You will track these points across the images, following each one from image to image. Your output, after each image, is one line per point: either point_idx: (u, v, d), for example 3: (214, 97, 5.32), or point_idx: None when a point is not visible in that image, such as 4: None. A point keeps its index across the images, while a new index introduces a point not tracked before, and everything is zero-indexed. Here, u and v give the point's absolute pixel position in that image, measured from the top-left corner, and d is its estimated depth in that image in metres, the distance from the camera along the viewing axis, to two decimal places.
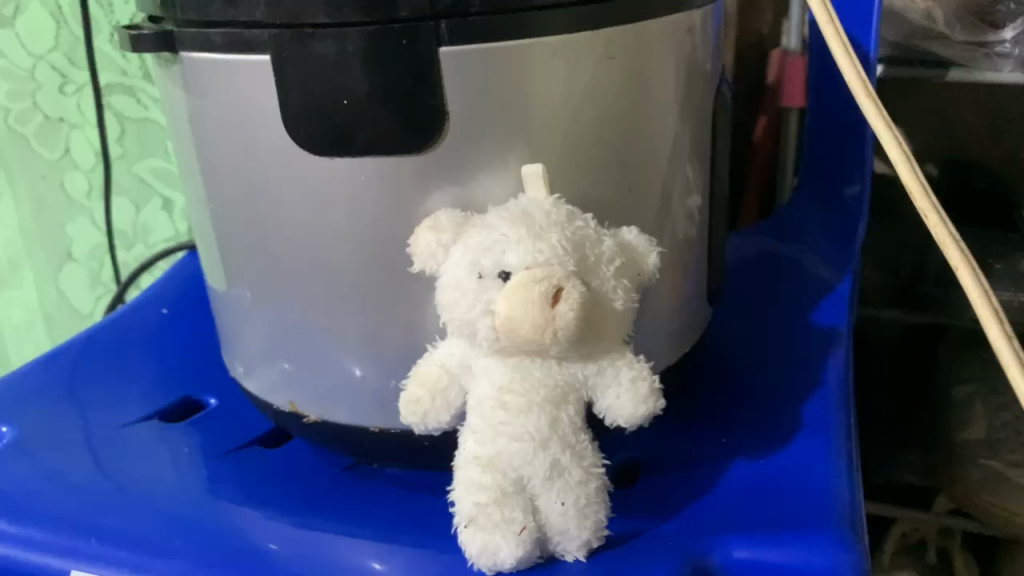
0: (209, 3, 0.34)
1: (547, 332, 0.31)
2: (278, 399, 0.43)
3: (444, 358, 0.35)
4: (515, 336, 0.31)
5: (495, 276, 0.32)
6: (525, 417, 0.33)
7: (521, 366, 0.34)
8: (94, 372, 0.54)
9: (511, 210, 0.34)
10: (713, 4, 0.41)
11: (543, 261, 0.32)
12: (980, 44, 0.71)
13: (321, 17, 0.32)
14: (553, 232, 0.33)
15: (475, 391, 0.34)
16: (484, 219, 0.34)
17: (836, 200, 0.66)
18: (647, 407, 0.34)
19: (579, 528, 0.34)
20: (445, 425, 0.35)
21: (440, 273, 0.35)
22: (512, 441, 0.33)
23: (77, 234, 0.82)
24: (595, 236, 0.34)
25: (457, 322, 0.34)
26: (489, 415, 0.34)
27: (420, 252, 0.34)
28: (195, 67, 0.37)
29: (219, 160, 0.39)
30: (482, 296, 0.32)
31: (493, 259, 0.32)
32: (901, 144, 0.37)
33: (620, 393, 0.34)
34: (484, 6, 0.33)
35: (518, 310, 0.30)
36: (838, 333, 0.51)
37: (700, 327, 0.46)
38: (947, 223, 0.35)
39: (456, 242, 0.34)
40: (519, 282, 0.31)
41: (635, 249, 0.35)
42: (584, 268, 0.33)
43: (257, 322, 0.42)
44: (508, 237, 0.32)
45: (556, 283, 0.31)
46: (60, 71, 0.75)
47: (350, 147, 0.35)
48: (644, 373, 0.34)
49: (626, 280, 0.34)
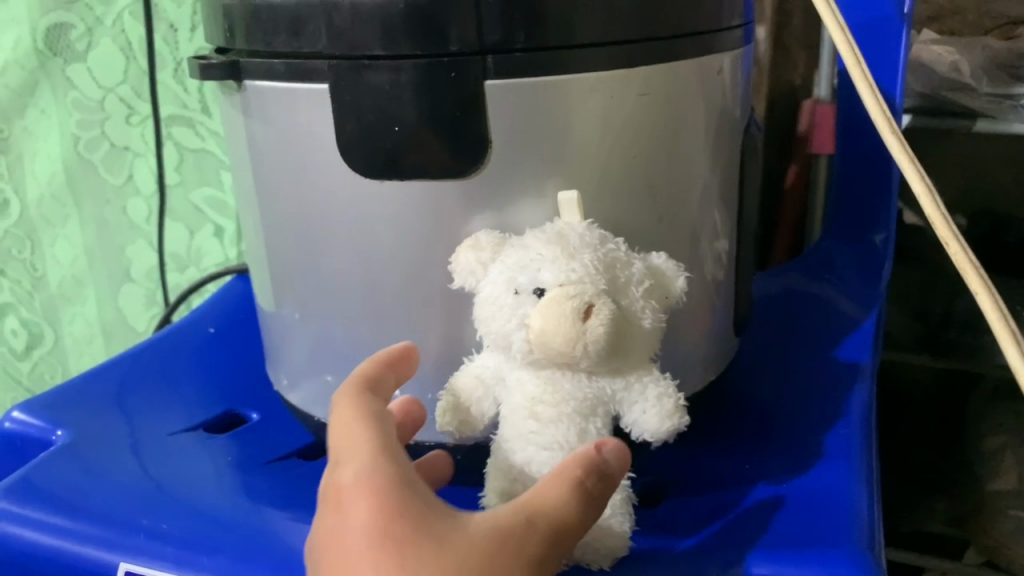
0: (274, 36, 0.37)
1: (579, 344, 0.32)
2: (319, 410, 0.45)
3: (480, 371, 0.37)
4: (548, 349, 0.33)
5: (531, 292, 0.34)
6: (554, 427, 0.35)
7: (552, 378, 0.36)
8: (142, 385, 0.56)
9: (547, 232, 0.36)
10: (743, 47, 0.44)
11: (575, 280, 0.34)
12: (1006, 96, 0.71)
13: (377, 48, 0.35)
14: (586, 253, 0.35)
15: (507, 401, 0.36)
16: (520, 240, 0.36)
17: (863, 243, 0.67)
18: (671, 422, 0.36)
19: (600, 542, 0.35)
20: (479, 431, 0.38)
21: (479, 290, 0.37)
22: (542, 450, 0.35)
23: (136, 256, 0.84)
24: (625, 260, 0.36)
25: (493, 335, 0.36)
26: (521, 424, 0.35)
27: (460, 269, 0.37)
28: (257, 93, 0.40)
29: (275, 182, 0.41)
30: (517, 311, 0.34)
31: (529, 276, 0.34)
32: (924, 178, 0.38)
33: (646, 408, 0.36)
34: (528, 42, 0.35)
35: (552, 323, 0.32)
36: (864, 369, 0.52)
37: (724, 359, 0.48)
38: (968, 251, 0.36)
39: (494, 260, 0.36)
40: (552, 297, 0.33)
41: (665, 273, 0.37)
42: (615, 286, 0.35)
43: (305, 338, 0.44)
44: (544, 256, 0.34)
45: (587, 299, 0.33)
46: (127, 102, 0.77)
47: (400, 171, 0.38)
48: (669, 391, 0.36)
49: (654, 301, 0.36)
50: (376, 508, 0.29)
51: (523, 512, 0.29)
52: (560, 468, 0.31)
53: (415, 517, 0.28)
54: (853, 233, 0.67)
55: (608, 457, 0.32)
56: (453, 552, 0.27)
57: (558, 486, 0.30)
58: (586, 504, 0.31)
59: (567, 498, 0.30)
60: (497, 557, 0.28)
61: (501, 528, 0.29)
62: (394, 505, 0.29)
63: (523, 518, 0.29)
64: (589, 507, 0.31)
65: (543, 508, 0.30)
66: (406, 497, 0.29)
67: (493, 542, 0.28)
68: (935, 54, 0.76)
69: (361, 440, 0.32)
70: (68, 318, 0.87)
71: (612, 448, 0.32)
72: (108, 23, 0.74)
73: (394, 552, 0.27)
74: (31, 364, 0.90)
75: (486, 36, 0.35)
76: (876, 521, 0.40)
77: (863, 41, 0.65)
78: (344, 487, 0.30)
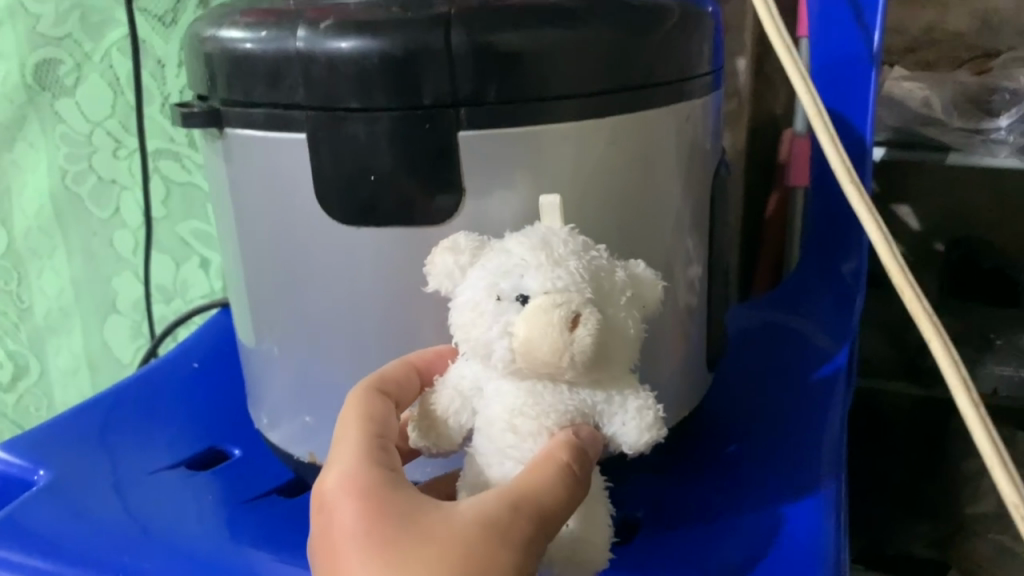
0: (253, 87, 0.38)
1: (565, 355, 0.31)
2: (299, 450, 0.46)
3: (457, 382, 0.37)
4: (533, 359, 0.32)
5: (514, 299, 0.33)
6: (534, 440, 0.35)
7: (534, 390, 0.35)
8: (126, 422, 0.56)
9: (530, 239, 0.35)
10: (713, 92, 0.45)
11: (561, 287, 0.32)
12: (975, 131, 0.74)
13: (353, 101, 0.36)
14: (571, 260, 0.34)
15: (483, 411, 0.36)
16: (502, 244, 0.35)
17: (834, 276, 0.67)
18: (650, 434, 0.36)
19: (581, 557, 0.35)
20: (455, 446, 0.38)
21: (455, 293, 0.36)
22: (517, 465, 0.35)
23: (122, 288, 0.84)
24: (609, 268, 0.35)
25: (472, 343, 0.34)
26: (499, 437, 0.36)
27: (437, 271, 0.36)
28: (238, 141, 0.40)
29: (255, 227, 0.42)
30: (500, 317, 0.33)
31: (512, 282, 0.33)
32: (878, 224, 0.39)
33: (627, 420, 0.36)
34: (500, 95, 0.36)
35: (538, 334, 0.31)
36: (828, 402, 0.53)
37: (697, 394, 0.49)
38: (921, 298, 0.36)
39: (472, 265, 0.36)
40: (538, 305, 0.32)
41: (644, 280, 0.37)
42: (601, 294, 0.34)
43: (284, 378, 0.45)
44: (528, 262, 0.33)
45: (574, 308, 0.32)
46: (114, 137, 0.77)
47: (376, 217, 0.39)
48: (649, 403, 0.36)
49: (637, 311, 0.36)
50: (362, 512, 0.32)
51: (507, 499, 0.31)
52: (546, 453, 0.33)
53: (397, 516, 0.32)
54: (825, 264, 0.68)
55: (584, 441, 0.35)
56: (433, 546, 0.30)
57: (545, 471, 0.32)
58: (573, 484, 0.33)
59: (553, 481, 0.32)
60: (478, 549, 0.30)
61: (485, 515, 0.31)
62: (376, 515, 0.32)
63: (506, 507, 0.31)
64: (575, 488, 0.33)
65: (527, 496, 0.31)
66: (391, 499, 0.32)
67: (475, 527, 0.31)
68: (906, 90, 0.79)
69: (350, 446, 0.35)
70: (54, 349, 0.87)
71: (587, 433, 0.35)
72: (96, 58, 0.74)
73: (382, 546, 0.31)
74: (17, 395, 0.91)
75: (460, 89, 0.36)
76: (841, 556, 0.42)
77: (838, 79, 0.66)
78: (329, 493, 0.33)
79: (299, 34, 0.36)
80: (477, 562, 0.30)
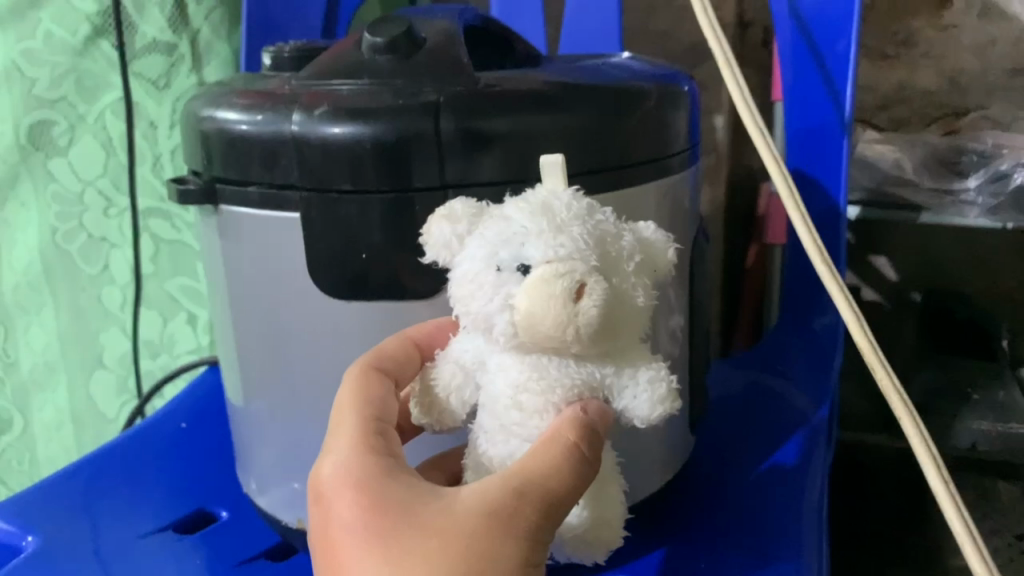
0: (249, 168, 0.40)
1: (569, 329, 0.30)
2: (287, 515, 0.47)
3: (460, 356, 0.36)
4: (535, 333, 0.30)
5: (514, 269, 0.31)
6: (540, 417, 0.34)
7: (538, 365, 0.34)
8: (112, 486, 0.57)
9: (531, 204, 0.33)
10: (691, 153, 0.46)
11: (564, 255, 0.31)
12: (946, 192, 0.81)
13: (345, 184, 0.38)
14: (574, 227, 0.32)
15: (486, 386, 0.36)
16: (500, 211, 0.34)
17: (809, 330, 0.69)
18: (663, 407, 0.34)
19: (594, 537, 0.37)
20: (461, 420, 0.38)
21: (453, 263, 0.34)
22: (523, 441, 0.35)
23: (109, 343, 0.83)
24: (615, 233, 0.34)
25: (473, 316, 0.33)
26: (504, 414, 0.35)
27: (433, 241, 0.35)
28: (232, 217, 0.42)
29: (247, 299, 0.43)
30: (500, 290, 0.31)
31: (512, 252, 0.32)
32: (849, 301, 0.42)
33: (638, 393, 0.34)
34: (487, 177, 0.38)
35: (540, 306, 0.30)
36: (806, 464, 0.54)
37: (680, 457, 0.50)
38: (891, 374, 0.39)
39: (470, 233, 0.34)
40: (540, 277, 0.30)
41: (654, 244, 0.35)
42: (607, 262, 0.32)
43: (273, 443, 0.46)
44: (528, 230, 0.32)
45: (578, 278, 0.30)
46: (106, 196, 0.78)
47: (365, 292, 0.40)
48: (662, 375, 0.35)
49: (645, 277, 0.34)
50: (360, 502, 0.32)
51: (511, 485, 0.31)
52: (551, 433, 0.33)
53: (397, 505, 0.32)
54: (801, 321, 0.70)
55: (591, 417, 0.34)
56: (433, 538, 0.30)
57: (551, 450, 0.32)
58: (579, 464, 0.32)
59: (558, 465, 0.32)
60: (481, 542, 0.30)
61: (488, 504, 0.31)
62: (374, 504, 0.32)
63: (510, 494, 0.31)
64: (580, 468, 0.33)
65: (533, 480, 0.31)
66: (391, 487, 0.33)
67: (478, 518, 0.31)
68: (879, 153, 0.87)
69: (347, 432, 0.35)
70: (38, 404, 0.84)
71: (595, 409, 0.34)
72: (90, 120, 0.75)
73: (382, 536, 0.31)
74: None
75: (448, 170, 0.38)
76: None
77: (809, 144, 0.68)
78: (326, 483, 0.33)
79: (294, 119, 0.38)
80: (483, 552, 0.30)
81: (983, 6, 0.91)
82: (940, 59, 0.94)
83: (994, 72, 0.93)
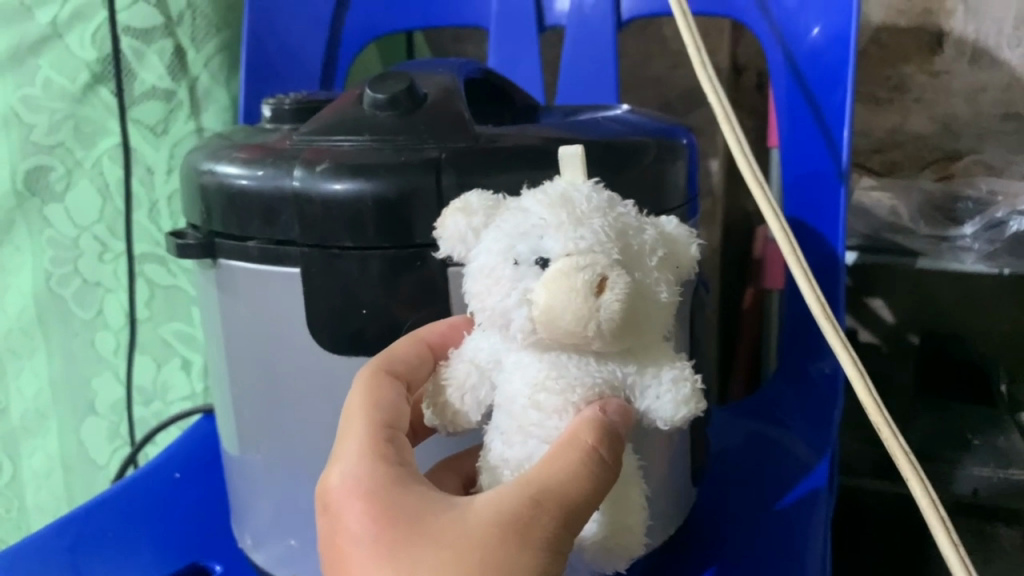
0: (248, 223, 0.40)
1: (591, 324, 0.29)
2: (282, 572, 0.46)
3: (474, 355, 0.35)
4: (555, 329, 0.29)
5: (532, 263, 0.31)
6: (559, 417, 0.33)
7: (557, 363, 0.33)
8: (103, 540, 0.56)
9: (550, 197, 0.33)
10: (689, 203, 0.46)
11: (585, 248, 0.30)
12: (942, 238, 0.82)
13: (346, 241, 0.37)
14: (595, 219, 0.32)
15: (502, 386, 0.34)
16: (519, 204, 0.33)
17: (807, 377, 0.67)
18: (687, 409, 0.33)
19: (616, 545, 0.35)
20: (476, 422, 0.36)
21: (470, 260, 0.34)
22: (542, 443, 0.33)
23: (102, 388, 0.82)
24: (637, 227, 0.33)
25: (489, 313, 0.32)
26: (522, 415, 0.33)
27: (449, 235, 0.34)
28: (231, 272, 0.41)
29: (245, 352, 0.43)
30: (518, 283, 0.31)
31: (530, 245, 0.31)
32: (855, 361, 0.45)
33: (661, 393, 0.33)
34: None
35: (559, 299, 0.29)
36: (806, 520, 0.54)
37: (682, 512, 0.49)
38: (898, 436, 0.44)
39: (487, 226, 0.34)
40: (559, 270, 0.29)
41: (676, 240, 0.35)
42: (629, 256, 0.31)
43: (269, 498, 0.45)
44: (547, 222, 0.31)
45: (600, 270, 0.29)
46: (102, 241, 0.77)
47: (365, 349, 0.39)
48: (686, 375, 0.34)
49: (668, 273, 0.33)
50: (368, 513, 0.32)
51: (526, 493, 0.30)
52: (570, 436, 0.31)
53: (407, 515, 0.31)
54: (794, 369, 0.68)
55: (612, 417, 0.32)
56: (443, 552, 0.30)
57: (568, 456, 0.31)
58: (597, 470, 0.31)
59: (575, 471, 0.30)
60: (496, 555, 0.29)
61: (503, 513, 0.30)
62: (382, 514, 0.31)
63: (526, 503, 0.30)
64: (600, 474, 0.31)
65: (548, 488, 0.30)
66: (402, 497, 0.32)
67: (491, 529, 0.30)
68: (876, 200, 0.89)
69: (356, 440, 0.34)
70: (29, 452, 0.81)
71: (616, 408, 0.33)
72: (87, 165, 0.74)
73: (390, 547, 0.30)
74: None
75: None
76: None
77: (808, 187, 0.68)
78: (335, 492, 0.33)
79: (295, 173, 0.38)
80: (496, 563, 0.29)
81: (973, 52, 0.92)
82: (931, 103, 0.95)
83: (985, 117, 0.94)
